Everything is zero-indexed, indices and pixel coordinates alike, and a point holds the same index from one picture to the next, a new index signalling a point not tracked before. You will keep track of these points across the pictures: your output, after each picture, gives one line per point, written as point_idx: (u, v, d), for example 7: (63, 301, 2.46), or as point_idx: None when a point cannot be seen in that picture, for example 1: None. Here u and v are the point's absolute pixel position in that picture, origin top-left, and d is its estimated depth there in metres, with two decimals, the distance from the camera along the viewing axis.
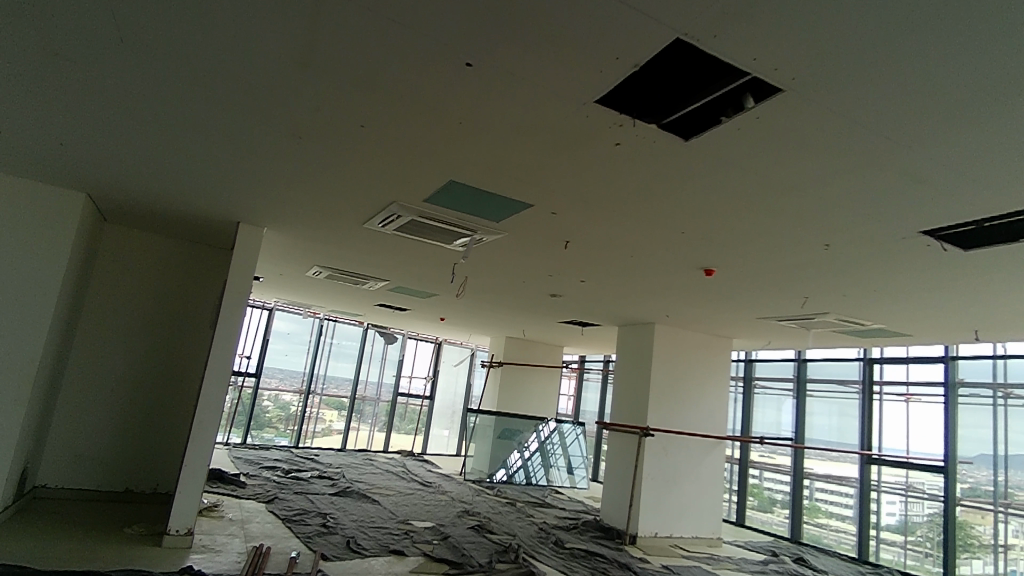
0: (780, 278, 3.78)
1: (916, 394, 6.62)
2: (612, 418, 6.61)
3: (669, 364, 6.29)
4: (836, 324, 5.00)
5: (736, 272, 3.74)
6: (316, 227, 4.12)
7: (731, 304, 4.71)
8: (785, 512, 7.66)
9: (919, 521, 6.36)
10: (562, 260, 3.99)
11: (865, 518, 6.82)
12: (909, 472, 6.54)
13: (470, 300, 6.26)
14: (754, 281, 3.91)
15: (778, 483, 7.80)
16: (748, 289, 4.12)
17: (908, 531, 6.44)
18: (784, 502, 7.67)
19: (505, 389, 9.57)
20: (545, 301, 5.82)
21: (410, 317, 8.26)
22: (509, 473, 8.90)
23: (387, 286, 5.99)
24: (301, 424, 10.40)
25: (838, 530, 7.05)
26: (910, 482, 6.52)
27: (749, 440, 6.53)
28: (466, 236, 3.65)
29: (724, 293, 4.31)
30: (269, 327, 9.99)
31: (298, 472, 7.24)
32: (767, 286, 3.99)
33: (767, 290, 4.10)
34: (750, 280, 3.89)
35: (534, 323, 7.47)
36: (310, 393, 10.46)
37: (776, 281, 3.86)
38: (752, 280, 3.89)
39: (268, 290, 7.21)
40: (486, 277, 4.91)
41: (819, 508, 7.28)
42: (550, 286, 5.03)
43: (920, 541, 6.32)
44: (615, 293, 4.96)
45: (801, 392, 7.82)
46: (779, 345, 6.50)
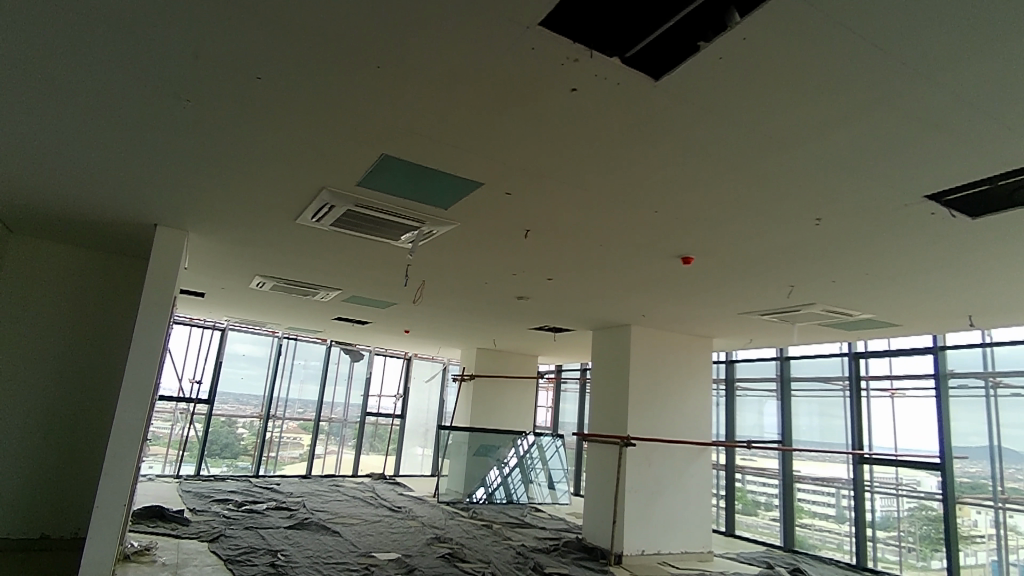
0: (765, 265, 3.43)
1: (901, 389, 6.35)
2: (590, 429, 6.20)
3: (647, 368, 5.91)
4: (821, 317, 4.68)
5: (716, 259, 3.38)
6: (246, 228, 3.65)
7: (710, 299, 4.35)
8: (768, 514, 7.36)
9: (900, 517, 6.15)
10: (523, 254, 3.58)
11: (845, 516, 6.61)
12: (899, 470, 6.25)
13: (432, 309, 5.80)
14: (736, 270, 3.55)
15: (762, 487, 7.47)
16: (729, 280, 3.77)
17: (887, 527, 6.25)
18: (769, 504, 7.36)
19: (479, 403, 9.09)
20: (513, 306, 5.40)
21: (372, 331, 7.74)
22: (488, 491, 8.44)
23: (340, 296, 5.51)
24: (263, 450, 9.75)
25: (820, 529, 6.82)
26: (901, 479, 6.21)
27: (735, 445, 6.16)
28: (412, 229, 3.22)
29: (703, 285, 3.94)
30: (222, 349, 9.35)
31: (252, 504, 6.64)
32: (750, 275, 3.64)
33: (750, 280, 3.75)
34: (731, 269, 3.54)
35: (504, 331, 7.03)
36: (271, 418, 9.81)
37: (760, 268, 3.51)
38: (732, 269, 3.54)
39: (213, 308, 6.65)
40: (444, 279, 4.47)
41: (800, 507, 7.03)
42: (515, 287, 4.61)
43: (901, 536, 6.12)
44: (585, 292, 4.56)
45: (785, 393, 7.49)
46: (761, 343, 6.17)
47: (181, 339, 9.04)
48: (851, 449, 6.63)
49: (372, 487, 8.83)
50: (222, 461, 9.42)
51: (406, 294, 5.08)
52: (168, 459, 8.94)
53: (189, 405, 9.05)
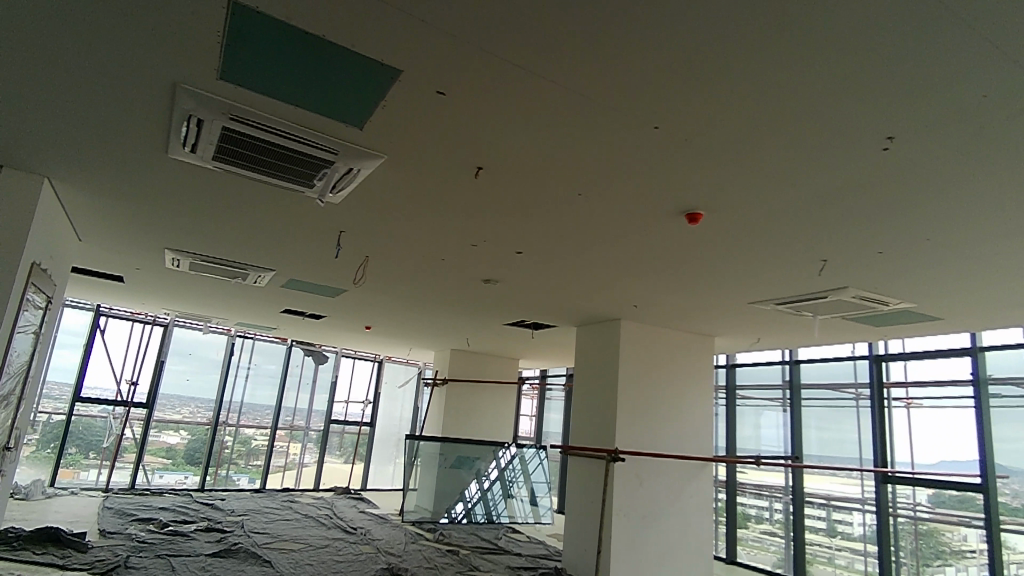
0: (796, 226, 2.60)
1: (917, 398, 5.63)
2: (572, 440, 5.35)
3: (639, 370, 5.07)
4: (849, 308, 3.88)
5: (733, 215, 2.54)
6: (117, 173, 2.80)
7: (717, 280, 3.53)
8: (761, 528, 6.62)
9: (899, 531, 5.56)
10: (482, 210, 2.74)
11: (869, 537, 5.76)
12: (918, 489, 5.48)
13: (388, 297, 4.96)
14: (755, 234, 2.72)
15: (762, 500, 6.65)
16: (745, 250, 2.94)
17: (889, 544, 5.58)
18: (760, 517, 6.64)
19: (453, 410, 8.21)
20: (482, 294, 4.57)
21: (329, 327, 6.87)
22: (467, 507, 7.62)
23: (277, 279, 4.66)
24: (212, 461, 8.77)
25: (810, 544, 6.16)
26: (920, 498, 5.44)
27: (739, 461, 5.33)
28: (319, 172, 2.39)
29: (711, 258, 3.12)
30: (163, 347, 8.43)
31: (177, 526, 5.72)
32: (774, 243, 2.81)
33: (772, 250, 2.92)
34: (750, 232, 2.71)
35: (476, 328, 6.19)
36: (221, 424, 8.85)
37: (788, 231, 2.67)
38: (752, 233, 2.71)
39: (139, 295, 5.77)
40: (389, 253, 3.62)
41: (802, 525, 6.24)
42: (479, 266, 3.78)
43: (902, 556, 5.50)
44: (564, 271, 3.73)
45: (795, 403, 6.62)
46: (769, 343, 5.36)
47: (121, 334, 8.09)
48: (875, 467, 5.75)
49: (331, 504, 7.93)
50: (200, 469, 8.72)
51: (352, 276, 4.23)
52: (152, 466, 8.27)
53: (122, 409, 8.07)
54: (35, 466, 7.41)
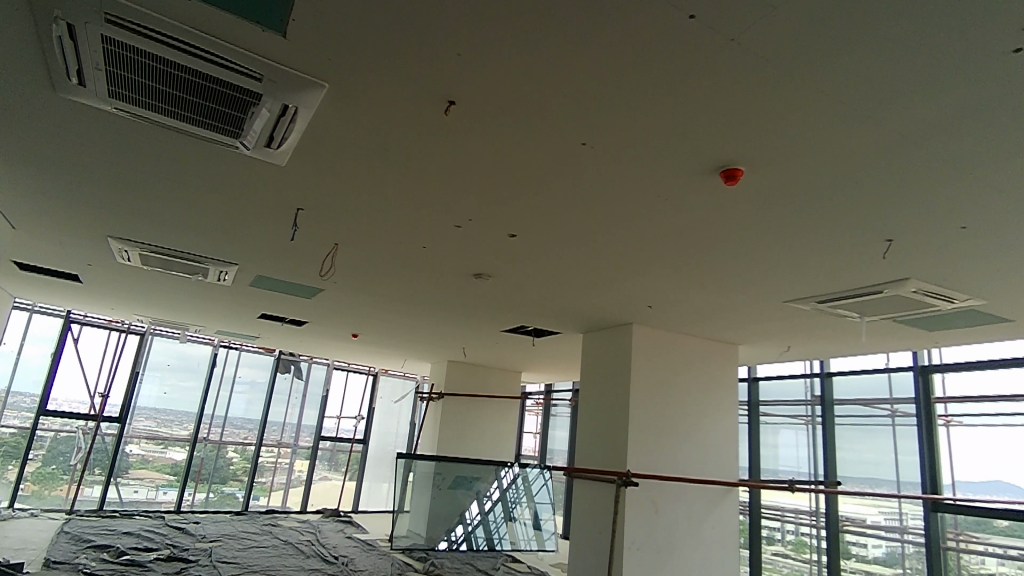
0: (864, 185, 2.02)
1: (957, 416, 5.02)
2: (578, 460, 4.74)
3: (653, 381, 4.47)
4: (906, 307, 3.27)
5: (782, 170, 1.97)
6: (15, 129, 2.29)
7: (750, 266, 2.94)
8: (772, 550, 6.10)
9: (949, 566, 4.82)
10: (463, 170, 2.19)
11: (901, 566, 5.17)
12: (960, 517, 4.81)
13: (370, 298, 4.41)
14: (808, 198, 2.15)
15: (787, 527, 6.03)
16: (791, 223, 2.36)
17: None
18: (771, 538, 6.14)
19: (449, 427, 7.60)
20: (475, 293, 4.00)
21: (314, 335, 6.32)
22: (467, 529, 7.03)
23: (243, 277, 4.12)
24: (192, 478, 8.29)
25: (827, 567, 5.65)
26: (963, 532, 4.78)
27: (768, 486, 4.69)
28: (247, 112, 1.83)
29: (747, 236, 2.54)
30: (139, 356, 8.00)
31: (135, 555, 5.17)
32: (830, 211, 2.23)
33: (827, 223, 2.34)
34: (803, 195, 2.13)
35: (473, 335, 5.64)
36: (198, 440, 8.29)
37: (853, 194, 2.09)
38: (804, 196, 2.13)
39: (101, 298, 5.26)
40: (360, 236, 3.07)
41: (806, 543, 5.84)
42: (468, 255, 3.22)
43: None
44: (568, 260, 3.16)
45: (828, 419, 5.95)
46: (801, 352, 4.73)
47: (97, 343, 7.68)
48: (925, 493, 5.00)
49: (316, 527, 7.35)
50: (207, 486, 8.40)
51: (323, 268, 3.68)
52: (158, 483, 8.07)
53: (91, 423, 7.59)
54: (41, 483, 7.24)
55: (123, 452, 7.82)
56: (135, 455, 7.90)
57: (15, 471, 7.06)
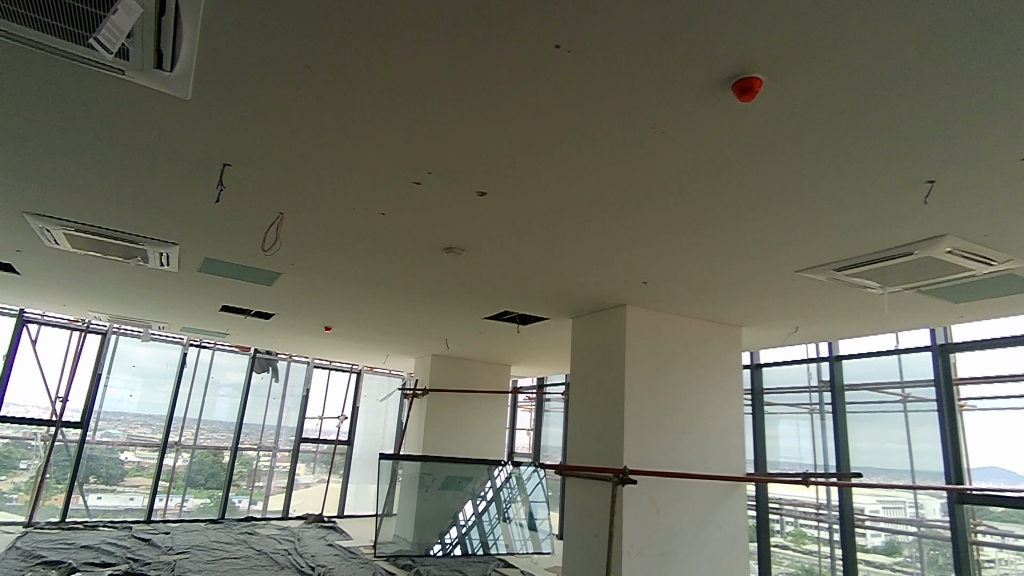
0: (908, 96, 1.64)
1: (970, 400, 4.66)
2: (570, 455, 4.33)
3: (650, 367, 4.06)
4: (938, 272, 2.86)
5: (806, 75, 1.58)
6: None
7: (759, 220, 2.55)
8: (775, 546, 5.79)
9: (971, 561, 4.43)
10: (415, 93, 1.80)
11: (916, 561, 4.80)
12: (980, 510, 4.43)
13: (335, 282, 3.98)
14: (835, 117, 1.76)
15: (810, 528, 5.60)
16: (812, 154, 1.98)
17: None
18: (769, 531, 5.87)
19: (435, 425, 7.17)
20: (449, 272, 3.58)
21: (283, 329, 5.86)
22: (461, 531, 6.51)
23: (190, 261, 3.68)
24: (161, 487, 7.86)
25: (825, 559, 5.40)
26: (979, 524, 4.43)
27: (779, 480, 4.29)
28: (108, 4, 1.42)
29: (757, 175, 2.16)
30: (101, 358, 7.58)
31: (88, 571, 4.72)
32: (861, 135, 1.85)
33: (856, 154, 1.96)
34: (831, 113, 1.75)
35: (453, 324, 5.21)
36: (166, 444, 7.87)
37: (893, 110, 1.71)
38: (831, 114, 1.75)
39: (44, 291, 4.80)
40: (307, 200, 2.65)
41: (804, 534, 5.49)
42: (435, 222, 2.80)
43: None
44: (549, 224, 2.76)
45: (839, 405, 5.54)
46: (811, 331, 4.33)
47: (58, 344, 7.29)
48: (949, 484, 4.57)
49: (296, 534, 6.93)
50: (205, 491, 8.13)
51: (269, 241, 3.24)
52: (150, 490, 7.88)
53: (51, 430, 7.16)
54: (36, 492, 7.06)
55: (119, 459, 7.60)
56: (111, 463, 7.55)
57: (10, 480, 6.92)
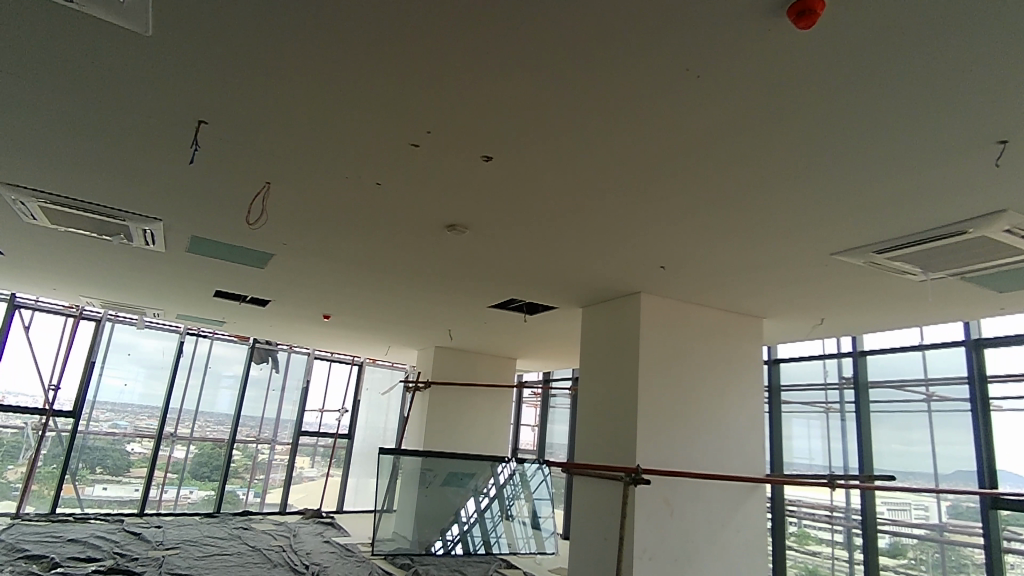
0: (998, 24, 1.39)
1: (1004, 400, 4.38)
2: (579, 452, 4.08)
3: (666, 357, 3.82)
4: (990, 251, 2.60)
5: None
6: None
7: (797, 189, 2.30)
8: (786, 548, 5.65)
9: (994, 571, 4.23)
10: (416, 25, 1.55)
11: (945, 568, 4.54)
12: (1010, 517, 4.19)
13: (332, 265, 3.74)
14: (903, 54, 1.51)
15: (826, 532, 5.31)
16: (869, 104, 1.73)
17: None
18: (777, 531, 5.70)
19: (437, 419, 6.94)
20: (453, 254, 3.35)
21: (280, 318, 5.64)
22: (462, 529, 6.31)
23: (177, 240, 3.45)
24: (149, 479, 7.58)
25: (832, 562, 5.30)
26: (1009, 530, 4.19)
27: (803, 482, 4.03)
28: None
29: (801, 131, 1.91)
30: (94, 346, 7.40)
31: (71, 567, 4.53)
32: (931, 78, 1.60)
33: (920, 103, 1.71)
34: (900, 49, 1.50)
35: (457, 313, 4.97)
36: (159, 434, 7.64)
37: (976, 43, 1.45)
38: (902, 49, 1.50)
39: (29, 274, 4.59)
40: (297, 164, 2.41)
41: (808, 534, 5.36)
42: (437, 193, 2.56)
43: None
44: (563, 196, 2.51)
45: (863, 404, 5.27)
46: (838, 323, 4.07)
47: (51, 332, 7.13)
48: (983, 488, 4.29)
49: (293, 530, 6.73)
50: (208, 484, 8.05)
51: (253, 215, 2.99)
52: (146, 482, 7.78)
53: (43, 420, 7.00)
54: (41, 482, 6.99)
55: (125, 451, 7.53)
56: (104, 454, 7.38)
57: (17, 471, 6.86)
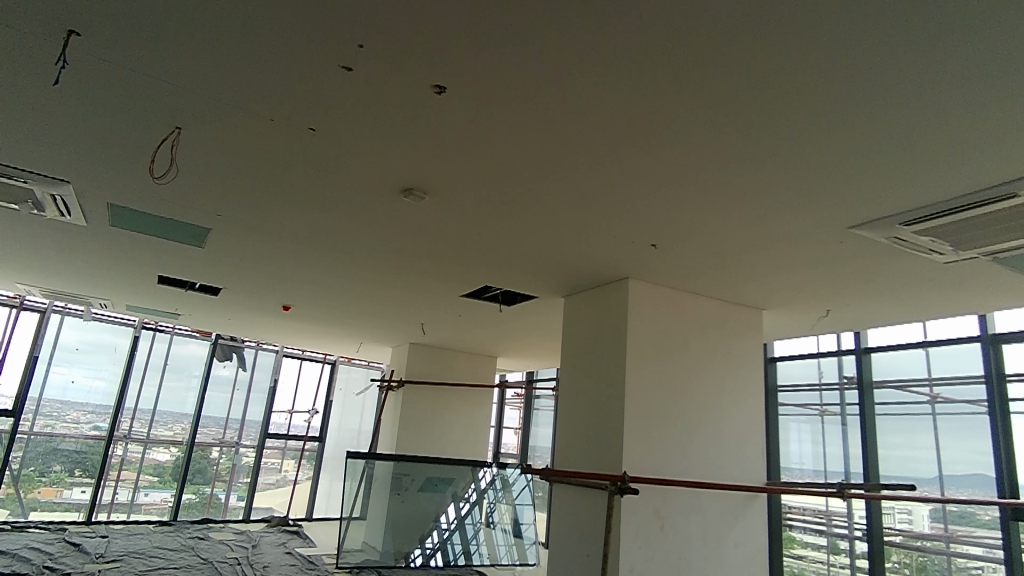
0: None
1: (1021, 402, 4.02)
2: (561, 457, 3.65)
3: (656, 351, 3.42)
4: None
5: None
6: None
7: (819, 133, 1.90)
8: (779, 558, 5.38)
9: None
10: None
11: None
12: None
13: (279, 243, 3.29)
14: None
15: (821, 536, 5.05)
16: None
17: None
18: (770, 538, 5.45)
19: (411, 420, 6.48)
20: (415, 228, 2.92)
21: (236, 309, 5.17)
22: (441, 537, 5.89)
23: (96, 210, 3.00)
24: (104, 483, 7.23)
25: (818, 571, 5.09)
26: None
27: (808, 492, 3.62)
28: None
29: (838, 40, 1.50)
30: (37, 339, 6.91)
31: None
32: None
33: None
34: None
35: (427, 303, 4.53)
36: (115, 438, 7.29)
37: None
38: None
39: None
40: (210, 100, 1.96)
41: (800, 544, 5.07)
42: (385, 140, 2.12)
43: None
44: (537, 143, 2.09)
45: (869, 405, 4.89)
46: (846, 315, 3.68)
47: None
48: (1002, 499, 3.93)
49: (254, 539, 6.27)
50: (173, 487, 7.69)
51: (159, 168, 2.52)
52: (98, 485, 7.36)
53: None
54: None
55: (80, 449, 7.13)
56: (50, 455, 6.93)
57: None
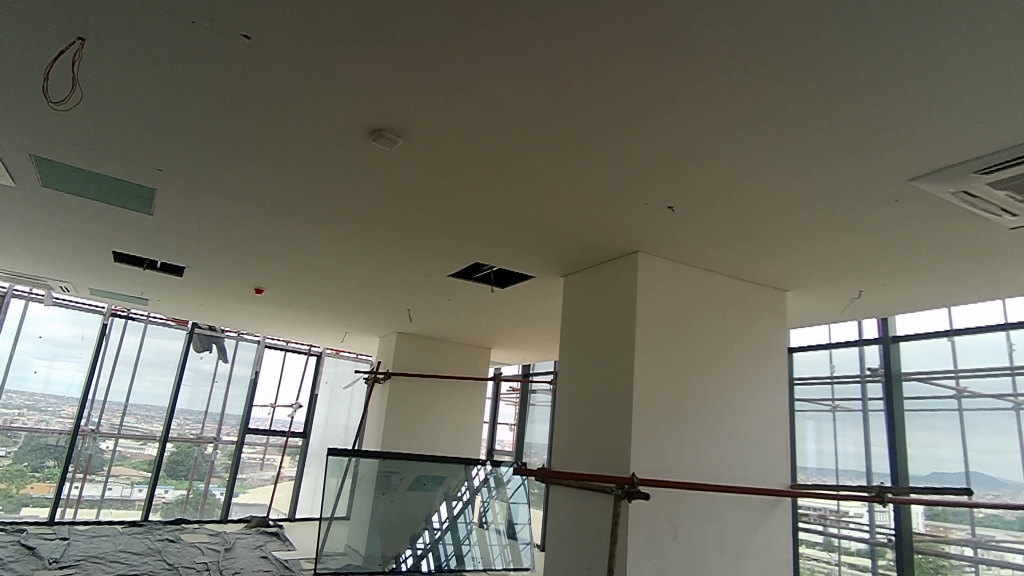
0: None
1: None
2: (560, 456, 3.24)
3: (669, 336, 3.00)
4: None
5: None
6: None
7: (900, 47, 1.48)
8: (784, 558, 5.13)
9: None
10: None
11: None
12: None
13: (239, 208, 2.86)
14: None
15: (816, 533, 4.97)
16: None
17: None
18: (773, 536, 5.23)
19: (398, 415, 6.06)
20: (392, 187, 2.50)
21: (204, 292, 4.72)
22: (432, 540, 5.41)
23: (20, 164, 2.57)
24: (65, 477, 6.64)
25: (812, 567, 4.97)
26: None
27: (838, 495, 3.21)
28: None
29: None
30: None
31: None
32: None
33: None
34: None
35: (413, 285, 4.11)
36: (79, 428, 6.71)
37: None
38: None
39: None
40: (113, 5, 1.52)
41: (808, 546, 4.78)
42: (345, 61, 1.69)
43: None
44: (535, 67, 1.67)
45: (895, 400, 4.50)
46: (881, 297, 3.28)
47: None
48: None
49: (229, 542, 5.86)
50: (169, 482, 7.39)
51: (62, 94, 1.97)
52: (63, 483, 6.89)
53: None
54: None
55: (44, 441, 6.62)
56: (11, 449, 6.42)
57: None
